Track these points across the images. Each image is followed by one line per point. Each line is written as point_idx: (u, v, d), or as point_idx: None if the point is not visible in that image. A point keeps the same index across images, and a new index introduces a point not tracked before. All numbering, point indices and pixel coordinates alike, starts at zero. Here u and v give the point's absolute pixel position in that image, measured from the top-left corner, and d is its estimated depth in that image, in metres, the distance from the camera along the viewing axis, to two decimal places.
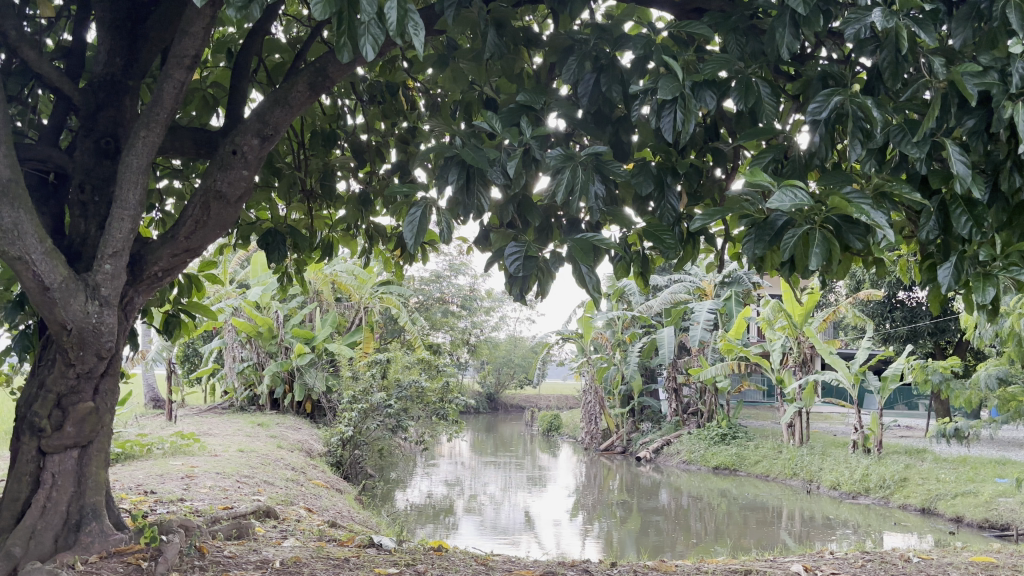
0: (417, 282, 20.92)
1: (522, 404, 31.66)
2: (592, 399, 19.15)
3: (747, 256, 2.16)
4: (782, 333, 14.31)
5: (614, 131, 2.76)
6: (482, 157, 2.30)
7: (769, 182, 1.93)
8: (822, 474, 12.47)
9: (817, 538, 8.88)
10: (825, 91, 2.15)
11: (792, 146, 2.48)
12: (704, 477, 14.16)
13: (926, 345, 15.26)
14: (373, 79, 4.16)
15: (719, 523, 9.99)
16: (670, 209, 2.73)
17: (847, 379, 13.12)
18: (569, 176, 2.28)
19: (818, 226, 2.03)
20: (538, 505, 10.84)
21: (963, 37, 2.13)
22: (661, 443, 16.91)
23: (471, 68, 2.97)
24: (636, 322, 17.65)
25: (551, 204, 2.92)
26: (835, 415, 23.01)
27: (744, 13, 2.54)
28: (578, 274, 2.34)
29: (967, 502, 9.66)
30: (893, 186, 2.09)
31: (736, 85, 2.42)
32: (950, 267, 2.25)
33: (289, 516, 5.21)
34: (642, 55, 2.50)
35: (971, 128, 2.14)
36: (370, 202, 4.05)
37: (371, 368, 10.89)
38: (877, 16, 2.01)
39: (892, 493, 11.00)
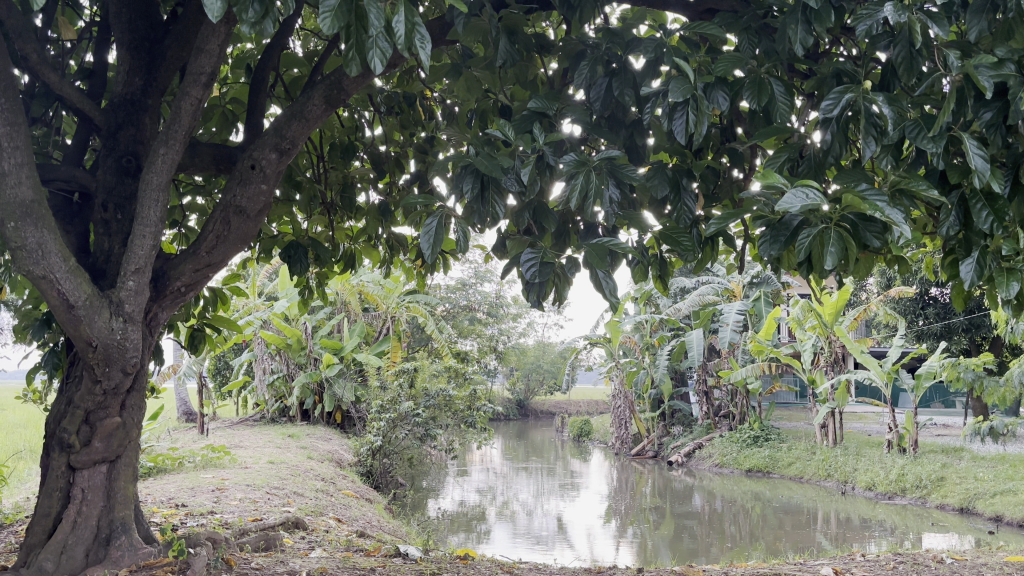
0: (443, 290, 21.00)
1: (552, 410, 31.62)
2: (622, 404, 19.04)
3: (763, 258, 2.15)
4: (812, 334, 14.14)
5: (628, 134, 2.74)
6: (495, 165, 2.30)
7: (782, 184, 1.91)
8: (857, 475, 12.29)
9: (853, 540, 8.76)
10: (838, 87, 2.12)
11: (807, 145, 2.45)
12: (737, 480, 14.04)
13: (961, 342, 15.02)
14: (390, 90, 4.19)
15: (754, 527, 9.88)
16: (687, 211, 2.71)
17: (881, 378, 12.91)
18: (583, 181, 2.27)
19: (834, 225, 2.01)
20: (571, 512, 10.80)
21: (978, 29, 2.08)
22: (692, 446, 16.79)
23: (485, 77, 2.97)
24: (664, 325, 17.54)
25: (567, 210, 2.91)
26: (870, 415, 22.76)
27: (755, 13, 2.51)
28: (594, 279, 2.34)
29: (1006, 501, 9.48)
30: (909, 183, 2.06)
31: (748, 83, 2.40)
32: (972, 263, 2.21)
33: (318, 527, 5.24)
34: (654, 58, 2.49)
35: (988, 121, 2.09)
36: (389, 212, 4.07)
37: (399, 378, 10.92)
38: (890, 10, 1.98)
39: (928, 493, 10.83)
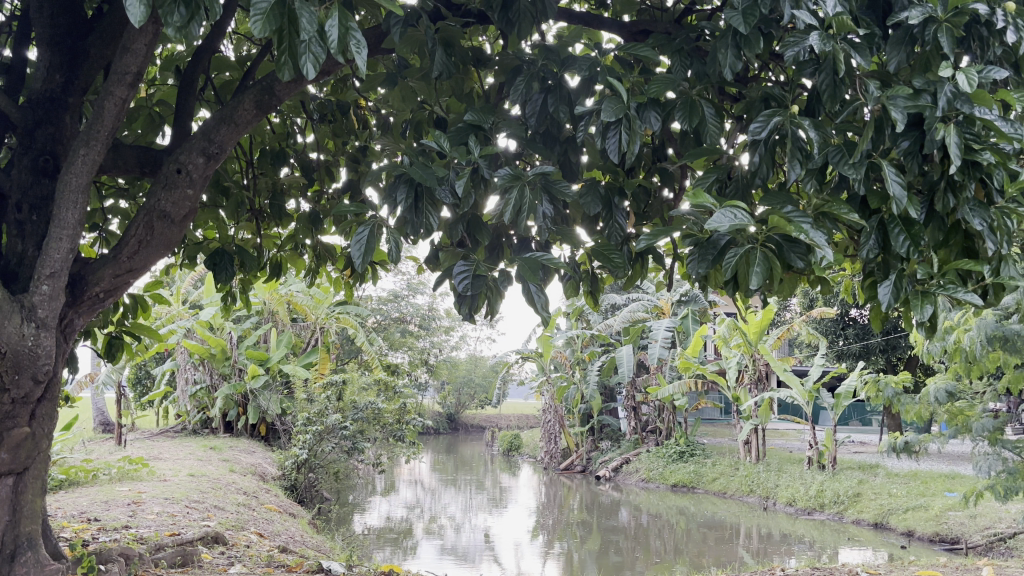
0: (374, 302, 20.78)
1: (482, 425, 31.65)
2: (552, 418, 19.03)
3: (692, 276, 2.20)
4: (737, 351, 14.43)
5: (562, 151, 2.74)
6: (431, 176, 2.31)
7: (711, 203, 1.97)
8: (778, 490, 12.59)
9: (774, 555, 8.94)
10: (766, 112, 2.20)
11: (735, 166, 2.51)
12: (662, 495, 14.19)
13: (878, 362, 15.74)
14: (324, 98, 4.12)
15: (678, 542, 10.00)
16: (619, 228, 2.75)
17: (802, 396, 13.21)
18: (517, 196, 2.29)
19: (759, 245, 2.09)
20: (498, 527, 10.78)
21: (897, 60, 2.16)
22: (620, 461, 16.94)
23: (421, 87, 2.95)
24: (595, 341, 17.73)
25: (501, 223, 2.86)
26: (791, 431, 23.49)
27: (688, 35, 2.55)
28: (527, 294, 2.35)
29: (917, 516, 9.82)
30: (831, 208, 2.14)
31: (678, 106, 2.47)
32: (889, 286, 2.27)
33: (238, 542, 5.12)
34: (588, 76, 2.51)
35: (906, 149, 2.16)
36: (320, 221, 4.01)
37: (326, 390, 10.72)
38: (814, 39, 2.05)
39: (845, 509, 11.14)
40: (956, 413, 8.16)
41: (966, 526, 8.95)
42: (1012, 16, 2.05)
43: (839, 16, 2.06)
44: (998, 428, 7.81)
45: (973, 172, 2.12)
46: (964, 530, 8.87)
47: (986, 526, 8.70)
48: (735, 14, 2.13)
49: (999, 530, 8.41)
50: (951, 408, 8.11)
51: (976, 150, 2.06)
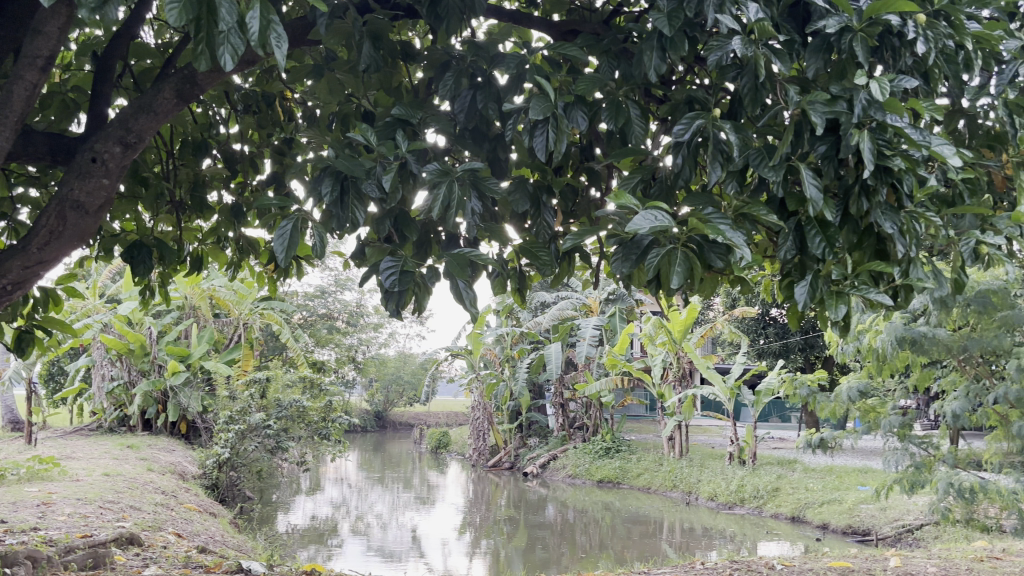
0: (300, 297, 20.43)
1: (411, 422, 31.48)
2: (481, 416, 18.89)
3: (615, 275, 2.23)
4: (663, 349, 14.69)
5: (491, 148, 2.73)
6: (356, 170, 2.28)
7: (635, 204, 2.00)
8: (701, 485, 12.87)
9: (696, 549, 9.14)
10: (689, 114, 2.24)
11: (659, 167, 2.55)
12: (589, 491, 14.35)
13: (796, 360, 16.26)
14: (249, 88, 4.03)
15: (604, 537, 10.13)
16: (546, 226, 2.77)
17: (724, 393, 13.51)
18: (446, 192, 2.29)
19: (681, 245, 2.14)
20: (426, 524, 10.76)
21: (815, 67, 2.22)
22: (547, 458, 17.06)
23: (348, 80, 2.91)
24: (524, 338, 17.81)
25: (429, 219, 2.83)
26: (714, 428, 24.12)
27: (615, 37, 2.58)
28: (455, 290, 2.35)
29: (832, 509, 10.16)
30: (750, 210, 2.21)
31: (605, 105, 2.49)
32: (805, 286, 2.35)
33: (155, 543, 4.97)
34: (516, 74, 2.52)
35: (822, 153, 2.22)
36: (243, 214, 3.93)
37: (249, 388, 10.48)
38: (737, 44, 2.10)
39: (764, 503, 11.45)
40: (868, 410, 8.47)
41: (876, 518, 9.30)
42: (923, 27, 2.13)
43: (761, 23, 2.11)
44: (906, 424, 8.15)
45: (884, 177, 2.19)
46: (875, 522, 9.22)
47: (895, 518, 9.06)
48: (661, 17, 2.18)
49: (907, 522, 8.77)
50: (863, 406, 8.41)
51: (888, 156, 2.14)
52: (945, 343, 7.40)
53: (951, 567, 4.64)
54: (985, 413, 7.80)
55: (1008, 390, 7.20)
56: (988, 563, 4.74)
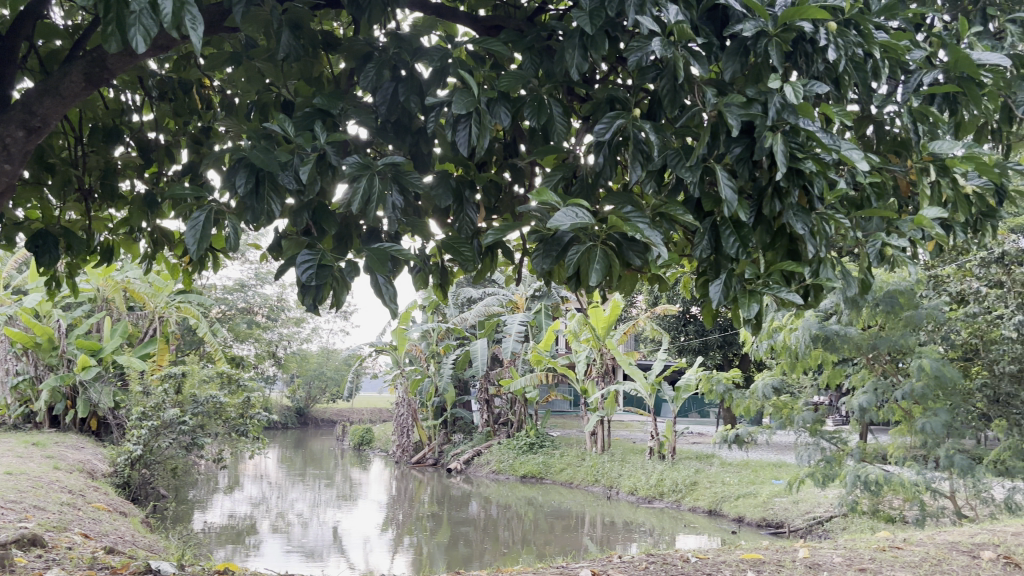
0: (219, 290, 19.91)
1: (333, 418, 31.07)
2: (405, 412, 18.77)
3: (536, 271, 2.24)
4: (586, 346, 14.86)
5: (413, 142, 2.70)
6: (273, 161, 2.23)
7: (555, 201, 2.01)
8: (621, 480, 13.06)
9: (617, 542, 9.26)
10: (609, 114, 2.27)
11: (580, 165, 2.56)
12: (512, 486, 14.41)
13: (715, 357, 16.65)
14: (164, 74, 3.90)
15: (526, 532, 10.19)
16: (469, 222, 2.76)
17: (645, 389, 13.74)
18: (365, 185, 2.26)
19: (600, 243, 2.16)
20: (347, 521, 10.63)
21: (732, 70, 2.26)
22: (471, 454, 17.05)
23: (268, 69, 2.85)
24: (450, 334, 17.77)
25: (349, 213, 2.78)
26: (636, 423, 24.53)
27: (538, 34, 2.58)
28: (374, 285, 2.32)
29: (747, 502, 10.44)
30: (667, 210, 2.25)
31: (528, 102, 2.49)
32: (720, 285, 2.40)
33: (60, 543, 4.78)
34: (438, 68, 2.50)
35: (738, 155, 2.27)
36: (157, 204, 3.80)
37: (164, 383, 10.15)
38: (657, 45, 2.13)
39: (683, 496, 11.69)
40: (780, 406, 8.74)
41: (788, 510, 9.60)
42: (833, 35, 2.19)
43: (680, 24, 2.15)
44: (817, 420, 8.42)
45: (797, 180, 2.25)
46: (787, 515, 9.50)
47: (806, 511, 9.37)
48: (583, 15, 2.19)
49: (818, 514, 9.07)
50: (777, 401, 8.66)
51: (800, 159, 2.20)
52: (854, 341, 7.68)
53: (855, 557, 4.82)
54: (891, 409, 8.14)
55: (913, 387, 7.52)
56: (891, 553, 4.93)
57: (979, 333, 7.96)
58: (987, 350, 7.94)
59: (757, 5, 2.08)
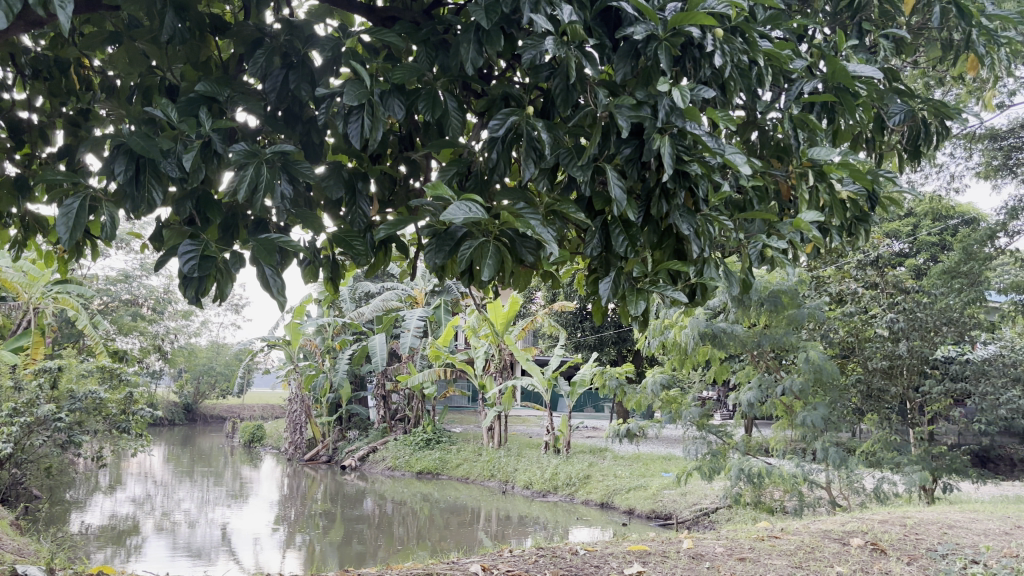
0: (102, 281, 19.01)
1: (224, 415, 30.15)
2: (298, 408, 18.35)
3: (428, 266, 2.23)
4: (485, 342, 14.90)
5: (304, 131, 2.64)
6: (153, 147, 2.13)
7: (448, 196, 2.00)
8: (517, 474, 13.18)
9: (511, 536, 9.33)
10: (503, 111, 2.27)
11: (475, 161, 2.56)
12: (407, 482, 14.31)
13: (610, 353, 17.01)
14: (38, 52, 3.67)
15: (421, 528, 10.14)
16: (361, 214, 2.71)
17: (542, 384, 13.88)
18: (253, 173, 2.19)
19: (493, 239, 2.17)
20: (237, 521, 10.32)
21: (623, 71, 2.30)
22: (366, 450, 16.84)
23: (152, 51, 2.73)
24: (346, 329, 17.52)
25: (236, 204, 2.70)
26: (532, 418, 24.83)
27: (434, 28, 2.56)
28: (261, 277, 2.26)
29: (637, 495, 10.71)
30: (560, 207, 2.28)
31: (422, 96, 2.46)
32: (609, 282, 2.45)
33: None
34: (330, 57, 2.45)
35: (627, 156, 2.32)
36: (28, 188, 3.58)
37: (38, 377, 9.57)
38: (551, 44, 2.14)
39: (576, 490, 11.88)
40: (670, 401, 8.98)
41: (676, 502, 9.89)
42: (719, 41, 2.26)
43: (573, 25, 2.17)
44: (704, 415, 8.71)
45: (683, 182, 2.31)
46: (675, 507, 9.78)
47: (693, 503, 9.67)
48: (478, 10, 2.19)
49: (704, 506, 9.38)
50: (667, 397, 8.89)
51: (685, 161, 2.26)
52: (740, 339, 7.99)
53: (735, 547, 5.01)
54: (773, 404, 8.48)
55: (794, 382, 7.87)
56: (768, 542, 5.15)
57: (854, 332, 8.41)
58: (861, 348, 8.37)
59: (648, 9, 2.12)
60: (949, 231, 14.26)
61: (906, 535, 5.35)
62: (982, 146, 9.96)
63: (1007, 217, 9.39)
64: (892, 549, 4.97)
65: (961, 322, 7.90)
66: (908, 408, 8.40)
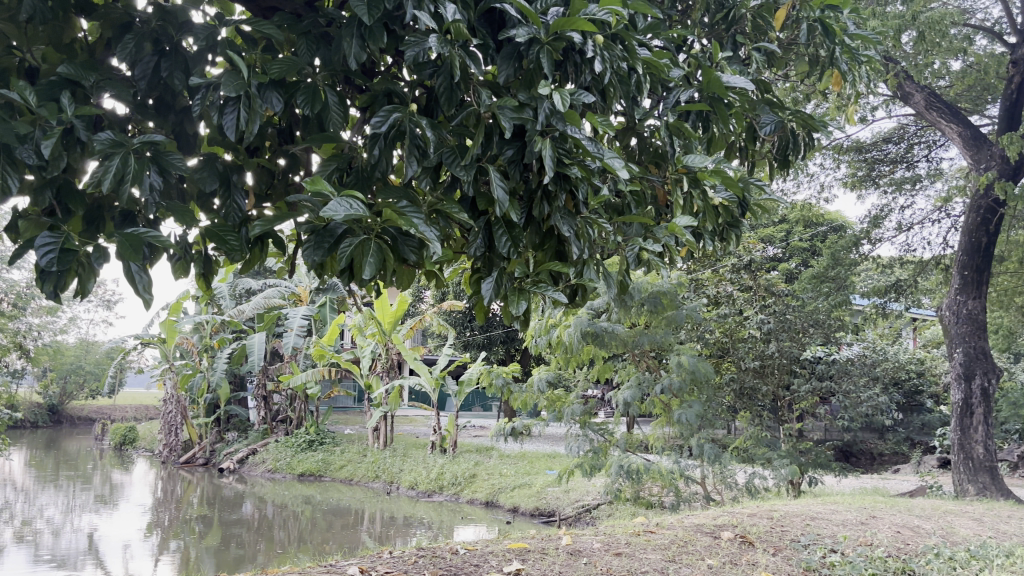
0: None
1: (92, 416, 28.63)
2: (173, 409, 17.37)
3: (306, 263, 2.17)
4: (371, 341, 14.72)
5: (177, 121, 2.54)
6: (7, 131, 1.99)
7: (328, 191, 1.96)
8: (402, 475, 13.08)
9: (395, 537, 9.25)
10: (385, 107, 2.24)
11: (356, 157, 2.52)
12: (288, 485, 13.97)
13: (498, 352, 17.14)
14: None
15: (302, 530, 9.92)
16: (237, 209, 2.63)
17: (429, 383, 13.82)
18: (119, 164, 2.08)
19: (374, 236, 2.13)
20: (106, 527, 9.82)
21: (506, 73, 2.31)
22: (245, 452, 16.33)
23: (10, 31, 2.55)
24: (226, 327, 16.94)
25: (101, 195, 2.56)
26: (420, 418, 24.77)
27: (316, 20, 2.50)
28: (127, 272, 2.15)
29: (522, 493, 10.81)
30: (443, 206, 2.27)
31: (302, 89, 2.40)
32: (491, 282, 2.45)
33: None
34: (206, 45, 2.35)
35: (509, 157, 2.33)
36: None
37: None
38: (434, 41, 2.13)
39: (461, 489, 11.89)
40: (554, 400, 9.11)
41: (560, 500, 10.05)
42: (599, 47, 2.30)
43: (457, 24, 2.17)
44: (586, 413, 8.87)
45: (564, 184, 2.35)
46: (558, 504, 9.93)
47: (575, 500, 9.84)
48: (361, 5, 2.15)
49: (586, 503, 9.56)
50: (552, 395, 9.01)
51: (566, 164, 2.29)
52: (622, 338, 8.20)
53: (613, 542, 5.13)
54: (652, 402, 8.72)
55: (672, 381, 8.12)
56: (644, 537, 5.29)
57: (728, 332, 8.76)
58: (735, 348, 8.71)
59: (531, 12, 2.14)
60: (818, 237, 15.12)
61: (773, 528, 5.61)
62: (848, 158, 10.55)
63: (870, 226, 10.04)
64: (760, 541, 5.20)
65: (826, 324, 8.53)
66: (779, 406, 8.81)
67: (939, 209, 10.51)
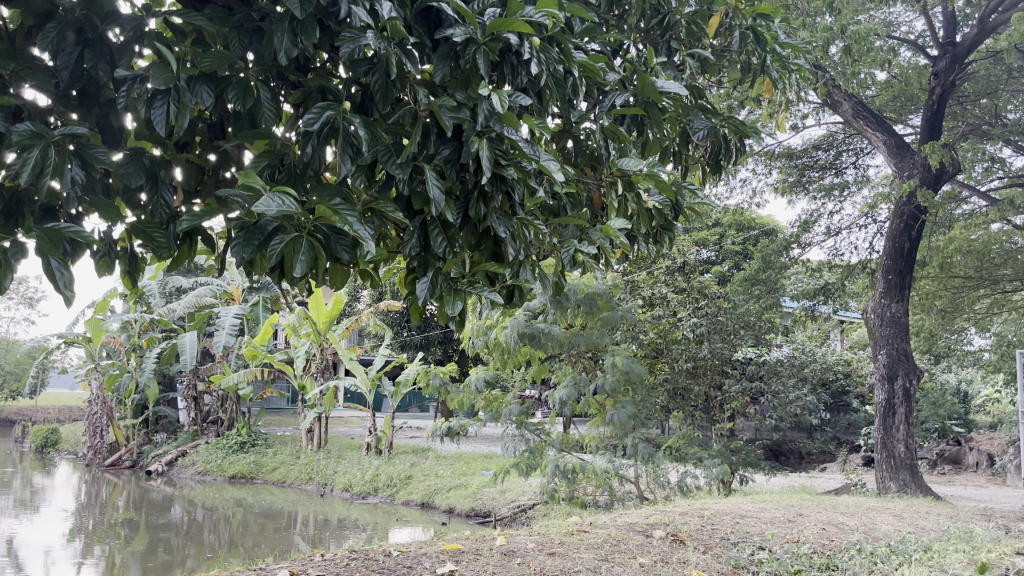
0: None
1: (12, 418, 27.54)
2: (98, 410, 16.70)
3: (235, 261, 2.13)
4: (306, 341, 14.51)
5: (101, 114, 2.46)
6: None
7: (258, 187, 1.92)
8: (336, 476, 12.92)
9: (329, 540, 9.13)
10: (319, 105, 2.21)
11: (289, 154, 2.47)
12: (218, 487, 13.67)
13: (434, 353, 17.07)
14: None
15: (233, 534, 9.71)
16: (164, 204, 2.56)
17: (365, 384, 13.68)
18: (38, 156, 2.01)
19: (306, 234, 2.10)
20: (26, 533, 9.46)
21: (442, 72, 2.30)
22: (174, 455, 15.92)
23: None
24: (155, 326, 16.50)
25: (19, 187, 2.47)
26: (355, 420, 24.51)
27: (248, 14, 2.45)
28: (46, 268, 2.07)
29: (457, 494, 10.79)
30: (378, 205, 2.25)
31: (233, 84, 2.35)
32: (426, 282, 2.44)
33: None
34: (132, 35, 2.28)
35: (445, 157, 2.31)
36: None
37: None
38: (369, 39, 2.11)
39: (397, 491, 11.81)
40: (491, 400, 9.11)
41: (495, 500, 10.06)
42: (536, 49, 2.30)
43: (393, 21, 2.15)
44: (523, 413, 8.89)
45: (500, 185, 2.34)
46: (494, 504, 9.93)
47: (511, 500, 9.86)
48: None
49: (521, 503, 9.58)
50: (489, 395, 9.02)
51: (503, 165, 2.29)
52: (558, 339, 8.25)
53: (546, 542, 5.16)
54: (587, 402, 8.79)
55: (607, 382, 8.19)
56: (576, 537, 5.33)
57: (662, 333, 8.89)
58: (668, 348, 8.84)
59: (467, 12, 2.13)
60: (750, 241, 15.49)
61: (703, 526, 5.70)
62: (779, 164, 10.84)
63: (800, 230, 10.31)
64: (690, 539, 5.29)
65: (756, 325, 8.77)
66: (710, 406, 8.97)
67: (865, 214, 10.86)
